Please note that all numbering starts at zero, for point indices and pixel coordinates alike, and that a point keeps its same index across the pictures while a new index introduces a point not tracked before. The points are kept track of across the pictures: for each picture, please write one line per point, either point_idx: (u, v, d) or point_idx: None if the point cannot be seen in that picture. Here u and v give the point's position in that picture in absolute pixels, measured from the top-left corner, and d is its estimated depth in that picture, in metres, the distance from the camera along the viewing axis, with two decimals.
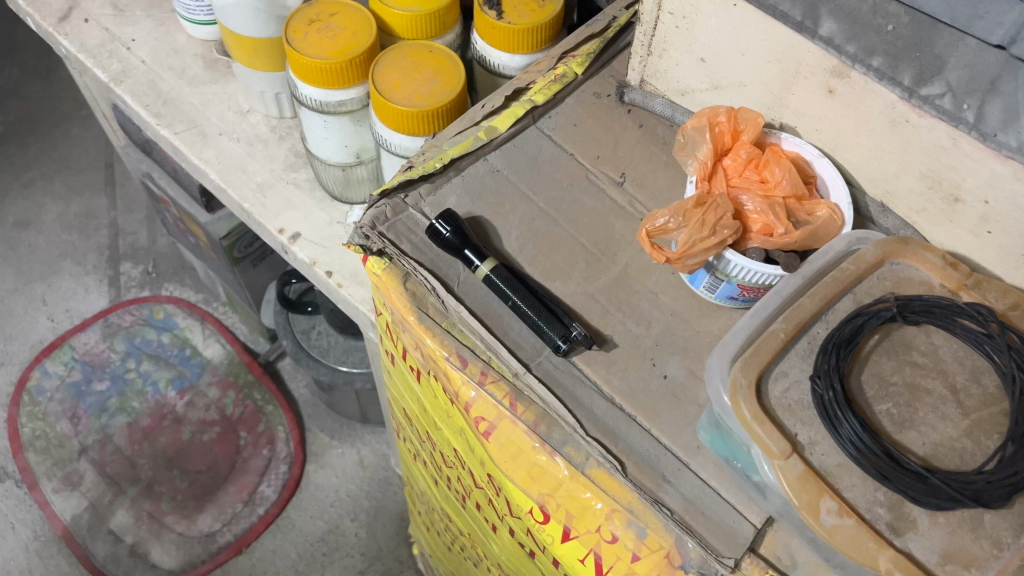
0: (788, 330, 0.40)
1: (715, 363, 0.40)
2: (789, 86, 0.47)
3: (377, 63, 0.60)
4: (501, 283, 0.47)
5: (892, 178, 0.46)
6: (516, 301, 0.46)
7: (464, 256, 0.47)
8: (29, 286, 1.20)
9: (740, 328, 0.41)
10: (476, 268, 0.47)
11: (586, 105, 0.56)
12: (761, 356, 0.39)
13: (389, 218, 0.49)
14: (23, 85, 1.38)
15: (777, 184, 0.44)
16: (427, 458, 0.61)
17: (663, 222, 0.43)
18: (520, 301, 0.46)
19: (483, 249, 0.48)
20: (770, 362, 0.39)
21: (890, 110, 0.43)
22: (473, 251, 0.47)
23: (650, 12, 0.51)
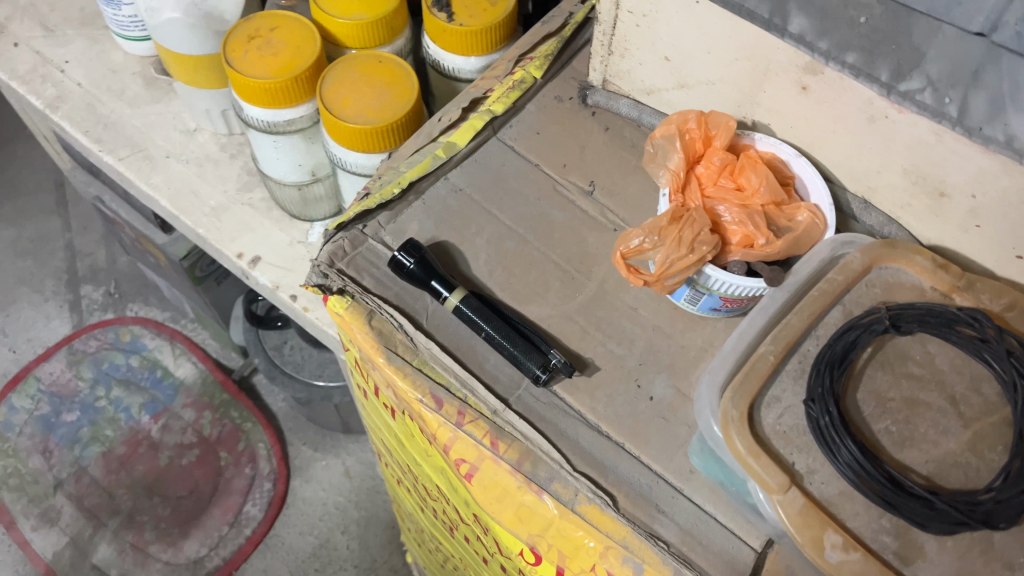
0: (777, 351, 0.38)
1: (705, 390, 0.38)
2: (759, 83, 0.44)
3: (324, 78, 0.56)
4: (473, 314, 0.44)
5: (874, 174, 0.43)
6: (489, 332, 0.44)
7: (431, 287, 0.45)
8: None
9: (728, 351, 0.39)
10: (444, 299, 0.45)
11: (549, 111, 0.53)
12: (751, 384, 0.37)
13: (348, 253, 0.47)
14: None
15: (754, 192, 0.42)
16: (410, 486, 0.59)
17: (638, 243, 0.41)
18: (493, 332, 0.44)
19: (451, 278, 0.45)
20: (761, 388, 0.37)
21: (867, 106, 0.40)
22: (440, 281, 0.44)
23: (608, 11, 0.48)
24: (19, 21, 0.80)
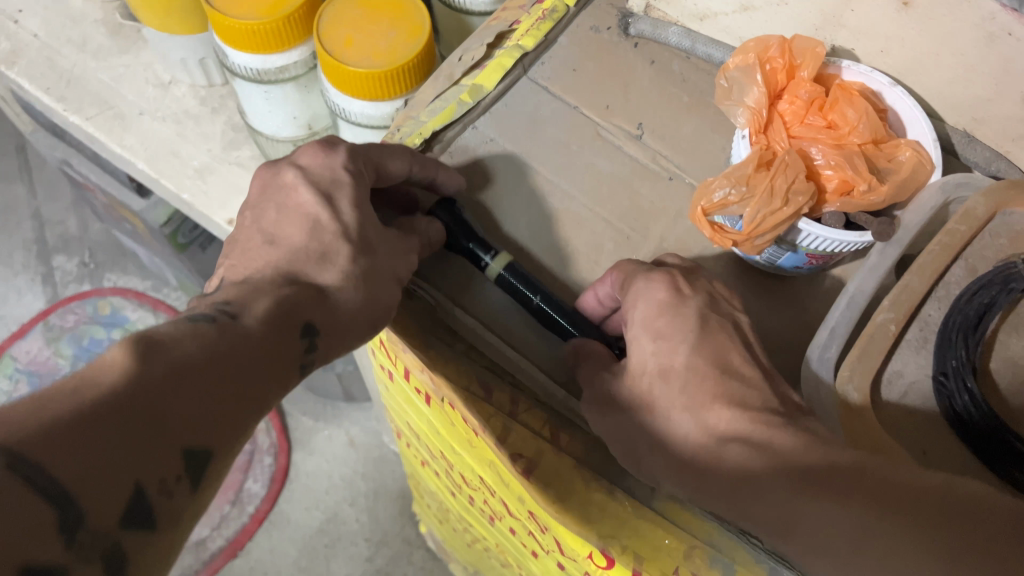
0: (899, 321, 0.32)
1: (817, 364, 0.33)
2: (848, 0, 0.38)
3: (321, 15, 0.49)
4: (517, 281, 0.37)
5: (984, 103, 0.37)
6: (541, 306, 0.37)
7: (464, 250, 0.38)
8: None
9: (836, 321, 0.34)
10: (484, 267, 0.38)
11: (585, 44, 0.46)
12: (872, 359, 0.31)
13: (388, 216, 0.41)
14: None
15: (851, 130, 0.36)
16: (440, 470, 0.54)
17: (722, 196, 0.35)
18: (545, 301, 0.37)
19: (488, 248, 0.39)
20: (882, 362, 0.32)
21: (986, 23, 0.34)
22: (479, 245, 0.38)
23: None
24: None
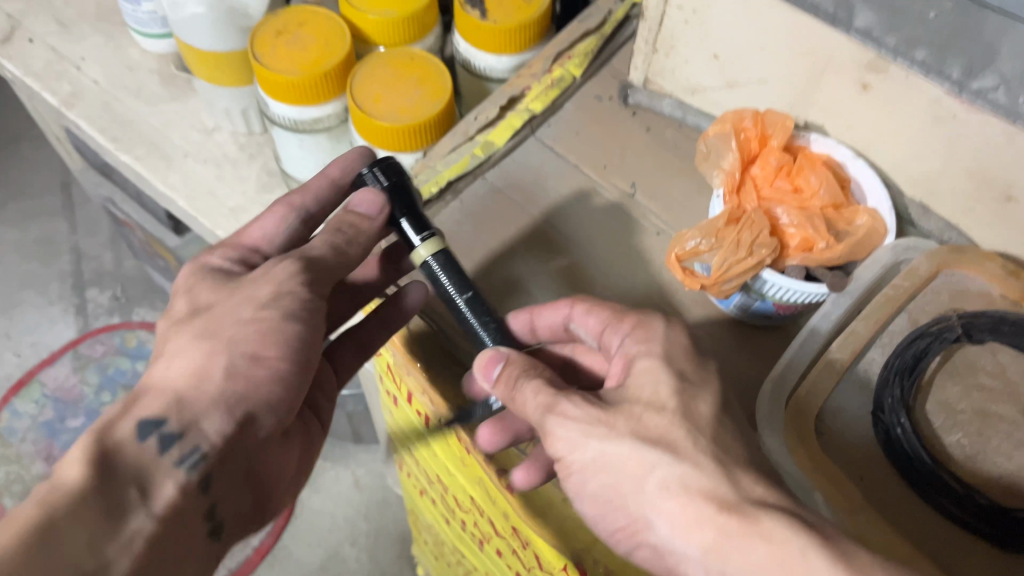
0: (843, 360, 0.36)
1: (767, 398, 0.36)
2: (817, 82, 0.43)
3: (354, 74, 0.55)
4: (441, 272, 0.39)
5: (936, 177, 0.42)
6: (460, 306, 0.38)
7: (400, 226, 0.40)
8: None
9: (789, 359, 0.37)
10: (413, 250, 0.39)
11: (589, 111, 0.52)
12: (816, 396, 0.36)
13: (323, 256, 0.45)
14: None
15: (813, 194, 0.40)
16: (437, 497, 0.57)
17: (693, 245, 0.39)
18: (469, 301, 0.38)
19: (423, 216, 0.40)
20: (828, 397, 0.36)
21: (934, 105, 0.39)
22: (412, 224, 0.39)
23: (655, 5, 0.46)
24: (34, 17, 0.77)
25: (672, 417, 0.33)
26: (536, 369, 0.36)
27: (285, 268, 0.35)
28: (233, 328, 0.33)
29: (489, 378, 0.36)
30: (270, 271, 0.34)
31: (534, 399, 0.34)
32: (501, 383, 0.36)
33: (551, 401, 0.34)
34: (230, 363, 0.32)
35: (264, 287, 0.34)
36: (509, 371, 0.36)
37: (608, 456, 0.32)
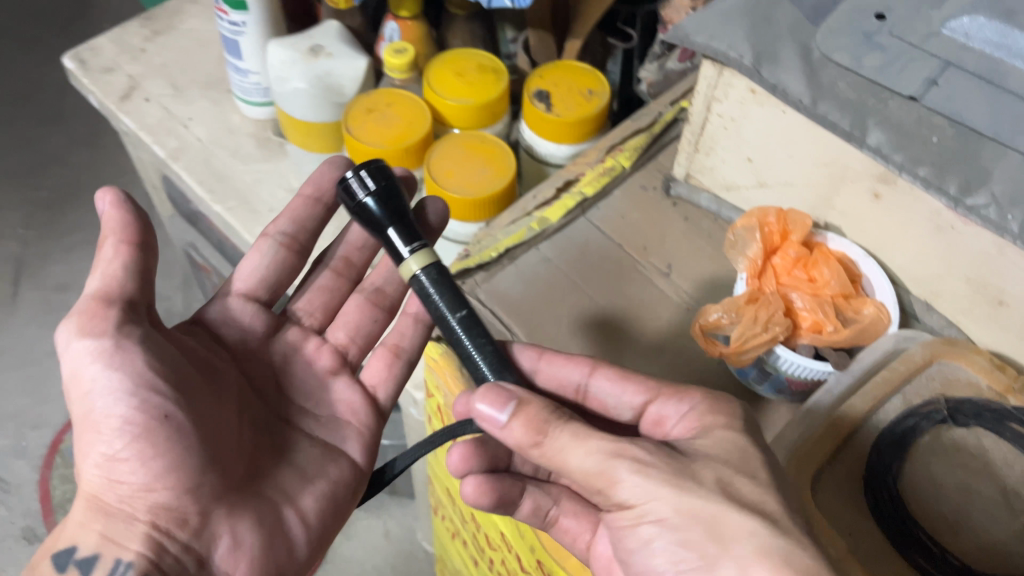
0: (849, 421, 0.41)
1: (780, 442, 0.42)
2: (835, 188, 0.49)
3: (431, 151, 0.62)
4: (429, 284, 0.43)
5: (938, 279, 0.47)
6: (454, 325, 0.42)
7: (387, 234, 0.44)
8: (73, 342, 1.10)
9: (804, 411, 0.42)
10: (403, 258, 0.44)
11: (635, 198, 0.58)
12: (819, 451, 0.41)
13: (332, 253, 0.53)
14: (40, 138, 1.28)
15: (825, 283, 0.46)
16: (468, 537, 0.62)
17: (716, 317, 0.45)
18: (462, 320, 0.42)
19: (409, 221, 0.45)
20: (828, 456, 0.41)
21: (936, 216, 0.44)
22: (399, 232, 0.44)
23: (698, 112, 0.53)
24: (151, 79, 0.86)
25: (759, 484, 0.34)
26: (549, 409, 0.35)
27: (77, 362, 0.37)
28: (87, 434, 0.37)
29: (502, 419, 0.35)
30: (72, 368, 0.37)
31: (589, 456, 0.34)
32: (525, 424, 0.35)
33: (608, 459, 0.33)
34: (102, 471, 0.37)
35: (81, 384, 0.37)
36: (529, 412, 0.35)
37: (688, 513, 0.32)
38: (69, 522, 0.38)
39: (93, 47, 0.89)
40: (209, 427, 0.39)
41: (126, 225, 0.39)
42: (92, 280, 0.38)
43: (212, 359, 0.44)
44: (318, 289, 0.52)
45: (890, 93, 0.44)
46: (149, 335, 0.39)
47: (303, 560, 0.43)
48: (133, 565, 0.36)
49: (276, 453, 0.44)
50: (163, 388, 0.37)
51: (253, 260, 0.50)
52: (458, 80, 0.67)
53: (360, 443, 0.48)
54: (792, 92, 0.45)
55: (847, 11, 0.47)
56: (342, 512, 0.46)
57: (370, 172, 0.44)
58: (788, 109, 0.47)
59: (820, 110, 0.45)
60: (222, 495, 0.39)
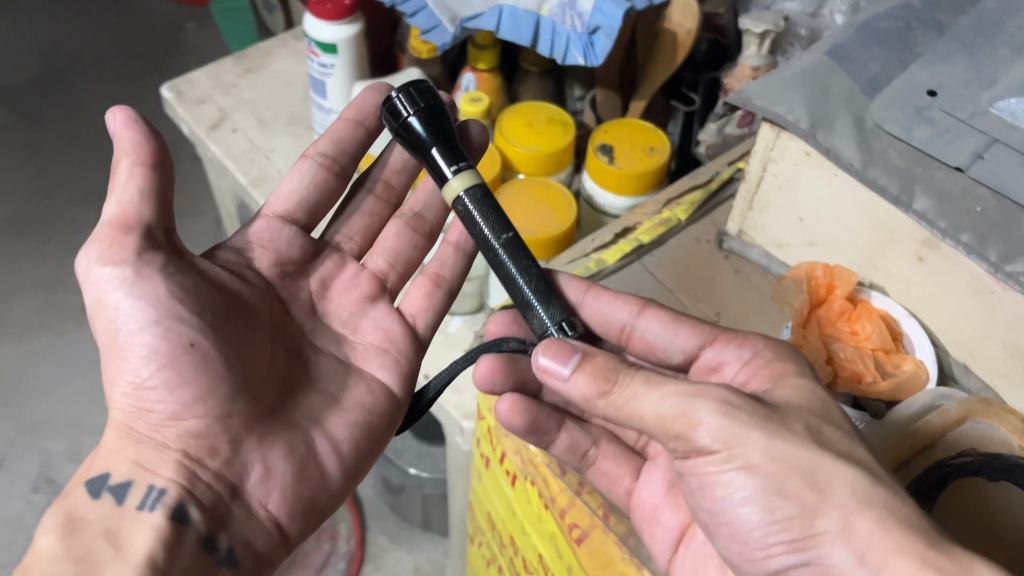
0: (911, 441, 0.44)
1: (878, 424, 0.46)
2: (881, 250, 0.52)
3: (499, 193, 0.66)
4: (472, 207, 0.46)
5: (975, 342, 0.49)
6: (500, 249, 0.45)
7: (430, 154, 0.47)
8: None
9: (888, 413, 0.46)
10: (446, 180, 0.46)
11: (689, 248, 0.62)
12: (887, 452, 0.44)
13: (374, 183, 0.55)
14: None
15: (867, 337, 0.50)
16: (505, 565, 0.64)
17: None
18: (506, 243, 0.45)
19: (452, 140, 0.47)
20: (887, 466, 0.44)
21: (976, 281, 0.47)
22: (441, 153, 0.46)
23: (754, 171, 0.56)
24: (240, 113, 0.92)
25: (844, 431, 0.36)
26: (615, 361, 0.37)
27: (101, 290, 0.38)
28: (116, 361, 0.39)
29: (566, 370, 0.38)
30: (96, 296, 0.39)
31: (664, 401, 0.35)
32: (590, 373, 0.37)
33: (685, 402, 0.35)
34: (132, 399, 0.39)
35: (105, 312, 0.39)
36: (596, 362, 0.37)
37: (775, 454, 0.34)
38: (103, 449, 0.40)
39: (189, 80, 0.95)
40: (238, 352, 0.41)
41: (141, 146, 0.39)
42: (109, 206, 0.39)
43: (235, 287, 0.45)
44: (357, 215, 0.54)
45: (938, 163, 0.47)
46: (171, 263, 0.40)
47: (337, 488, 0.45)
48: (166, 492, 0.38)
49: (312, 384, 0.46)
50: (187, 315, 0.39)
51: (294, 180, 0.52)
52: (528, 130, 0.72)
53: (394, 369, 0.49)
54: (845, 155, 0.49)
55: (900, 87, 0.50)
56: (376, 444, 0.48)
57: (413, 92, 0.46)
58: (841, 172, 0.50)
59: (869, 175, 0.48)
60: (252, 423, 0.41)
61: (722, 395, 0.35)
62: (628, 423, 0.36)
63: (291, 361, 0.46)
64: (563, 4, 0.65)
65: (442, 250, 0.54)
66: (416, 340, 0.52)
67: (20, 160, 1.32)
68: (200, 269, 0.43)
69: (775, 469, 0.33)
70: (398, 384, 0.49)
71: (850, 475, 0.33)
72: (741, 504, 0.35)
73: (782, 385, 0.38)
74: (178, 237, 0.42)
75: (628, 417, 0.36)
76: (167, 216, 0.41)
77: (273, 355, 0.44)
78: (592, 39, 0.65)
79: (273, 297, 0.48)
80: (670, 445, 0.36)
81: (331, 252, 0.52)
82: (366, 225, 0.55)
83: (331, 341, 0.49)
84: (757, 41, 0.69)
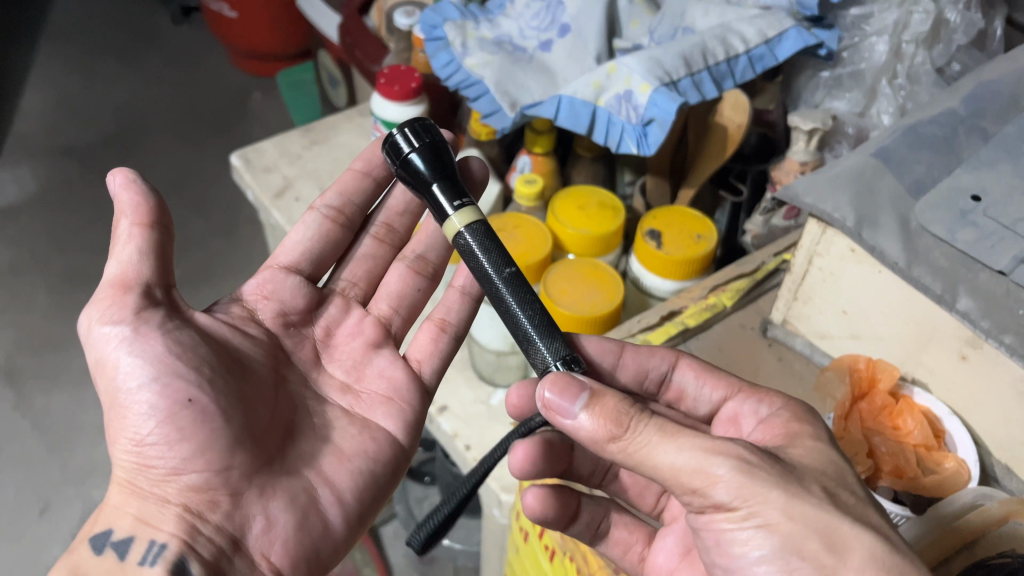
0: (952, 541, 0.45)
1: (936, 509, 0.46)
2: (924, 346, 0.53)
3: (549, 271, 0.69)
4: (473, 241, 0.47)
5: (1018, 443, 0.50)
6: (501, 284, 0.47)
7: (432, 190, 0.49)
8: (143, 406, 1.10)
9: (943, 503, 0.47)
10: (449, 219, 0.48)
11: (733, 334, 0.64)
12: (940, 542, 0.45)
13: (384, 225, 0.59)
14: (187, 223, 1.39)
15: (909, 433, 0.50)
16: None
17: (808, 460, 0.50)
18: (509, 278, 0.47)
19: (452, 175, 0.49)
20: (938, 556, 0.45)
21: (1018, 382, 0.48)
22: (442, 187, 0.49)
23: (800, 264, 0.58)
24: (303, 182, 0.96)
25: (858, 499, 0.37)
26: (625, 404, 0.38)
27: (104, 348, 0.41)
28: (118, 417, 0.41)
29: (577, 410, 0.38)
30: (99, 354, 0.41)
31: (681, 454, 0.36)
32: (603, 417, 0.37)
33: (701, 457, 0.35)
34: (133, 455, 0.40)
35: (107, 369, 0.41)
36: (607, 407, 0.38)
37: (793, 514, 0.35)
38: (106, 506, 0.41)
39: (258, 150, 1.00)
40: (238, 404, 0.42)
41: (139, 206, 0.43)
42: (112, 266, 0.42)
43: (235, 341, 0.46)
44: (359, 259, 0.58)
45: (982, 265, 0.49)
46: (169, 319, 0.42)
47: (339, 537, 0.46)
48: (167, 545, 0.39)
49: (315, 434, 0.47)
50: (185, 371, 0.41)
51: (300, 232, 0.56)
52: (579, 212, 0.74)
53: (399, 418, 0.51)
54: (889, 253, 0.50)
55: (945, 190, 0.52)
56: (379, 494, 0.49)
57: (414, 129, 0.50)
58: (885, 269, 0.52)
59: (913, 273, 0.50)
60: (254, 475, 0.42)
61: (737, 451, 0.36)
62: (637, 470, 0.37)
63: (293, 414, 0.47)
64: (621, 95, 0.68)
65: (448, 295, 0.56)
66: (421, 386, 0.53)
67: (90, 216, 1.39)
68: (200, 325, 0.45)
69: (793, 530, 0.34)
70: (403, 432, 0.51)
71: (868, 538, 0.35)
72: (758, 564, 0.35)
73: (796, 443, 0.40)
74: (178, 294, 0.45)
75: (642, 466, 0.37)
76: (166, 275, 0.44)
77: (275, 405, 0.46)
78: (646, 130, 0.67)
79: (275, 348, 0.50)
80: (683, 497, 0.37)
81: (336, 298, 0.56)
82: (369, 270, 0.58)
83: (334, 390, 0.51)
84: (805, 137, 0.71)
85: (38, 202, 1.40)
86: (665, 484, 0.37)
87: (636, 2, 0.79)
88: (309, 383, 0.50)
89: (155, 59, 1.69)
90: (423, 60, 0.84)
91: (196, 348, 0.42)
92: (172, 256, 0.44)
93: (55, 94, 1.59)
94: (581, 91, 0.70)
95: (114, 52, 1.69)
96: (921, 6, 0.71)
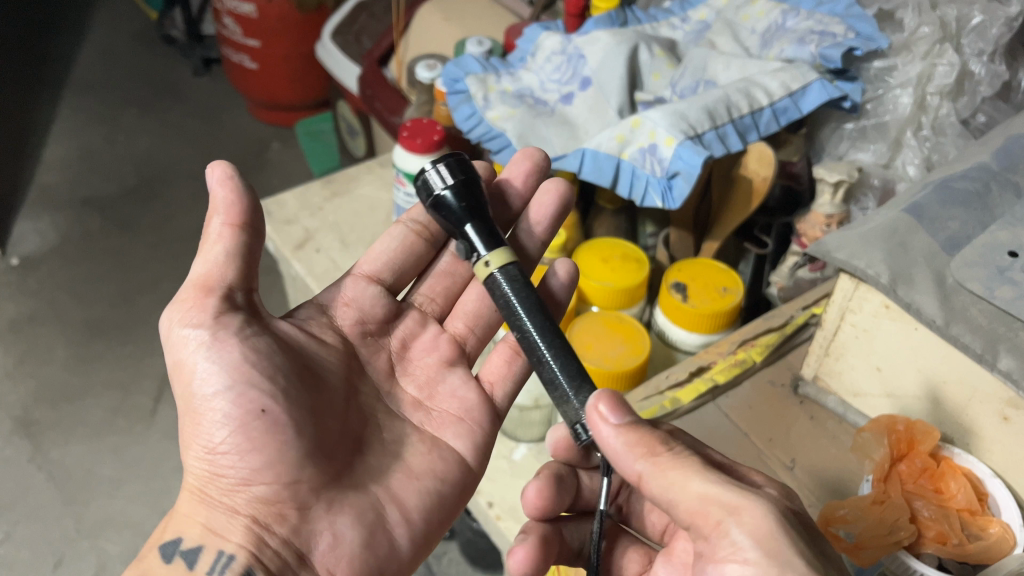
0: None
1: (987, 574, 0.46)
2: (965, 406, 0.51)
3: (574, 325, 0.67)
4: (506, 283, 0.47)
5: None
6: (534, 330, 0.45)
7: (465, 230, 0.49)
8: (135, 473, 1.14)
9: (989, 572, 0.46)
10: (482, 261, 0.48)
11: (762, 392, 0.62)
12: None
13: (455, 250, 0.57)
14: None
15: (953, 496, 0.49)
16: None
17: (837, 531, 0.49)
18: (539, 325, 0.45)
19: (483, 213, 0.50)
20: None
21: None
22: (475, 227, 0.49)
23: (832, 320, 0.57)
24: (324, 234, 0.96)
25: None
26: (662, 437, 0.40)
27: (183, 350, 0.41)
28: (193, 423, 0.41)
29: (616, 421, 0.39)
30: (178, 356, 0.41)
31: (715, 485, 0.37)
32: (638, 436, 0.39)
33: (734, 493, 0.37)
34: (205, 463, 0.41)
35: (185, 371, 0.41)
36: (643, 431, 0.39)
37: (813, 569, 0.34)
38: (175, 514, 0.42)
39: (279, 202, 1.00)
40: (310, 415, 0.42)
41: (231, 206, 0.43)
42: (198, 266, 0.43)
43: (309, 347, 0.46)
44: (438, 275, 0.56)
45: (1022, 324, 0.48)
46: (248, 325, 0.42)
47: (406, 556, 0.44)
48: (234, 557, 0.39)
49: (382, 449, 0.46)
50: (261, 380, 0.40)
51: (385, 243, 0.54)
52: (603, 264, 0.74)
53: (469, 439, 0.49)
54: (927, 312, 0.49)
55: (980, 246, 0.51)
56: (448, 514, 0.47)
57: (449, 165, 0.50)
58: (920, 326, 0.51)
59: (952, 331, 0.48)
60: (322, 489, 0.41)
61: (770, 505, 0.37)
62: (661, 493, 0.38)
63: (360, 428, 0.46)
64: (645, 148, 0.67)
65: None
66: (493, 410, 0.51)
67: (109, 267, 1.39)
68: (280, 331, 0.45)
69: None
70: (473, 455, 0.49)
71: None
72: None
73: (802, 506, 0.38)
74: (260, 299, 0.45)
75: (670, 485, 0.38)
76: (248, 278, 0.44)
77: (345, 419, 0.45)
78: (671, 183, 0.66)
79: (351, 356, 0.49)
80: (701, 534, 0.37)
81: (412, 311, 0.54)
82: (448, 286, 0.56)
83: (405, 404, 0.50)
84: (830, 190, 0.71)
85: (58, 252, 1.41)
86: (685, 519, 0.38)
87: (657, 55, 0.79)
88: (381, 396, 0.49)
89: (177, 112, 1.71)
90: (444, 113, 0.85)
91: (274, 357, 0.42)
92: (258, 261, 0.45)
93: (79, 146, 1.61)
94: (604, 145, 0.69)
95: (136, 105, 1.72)
96: (945, 58, 0.71)
